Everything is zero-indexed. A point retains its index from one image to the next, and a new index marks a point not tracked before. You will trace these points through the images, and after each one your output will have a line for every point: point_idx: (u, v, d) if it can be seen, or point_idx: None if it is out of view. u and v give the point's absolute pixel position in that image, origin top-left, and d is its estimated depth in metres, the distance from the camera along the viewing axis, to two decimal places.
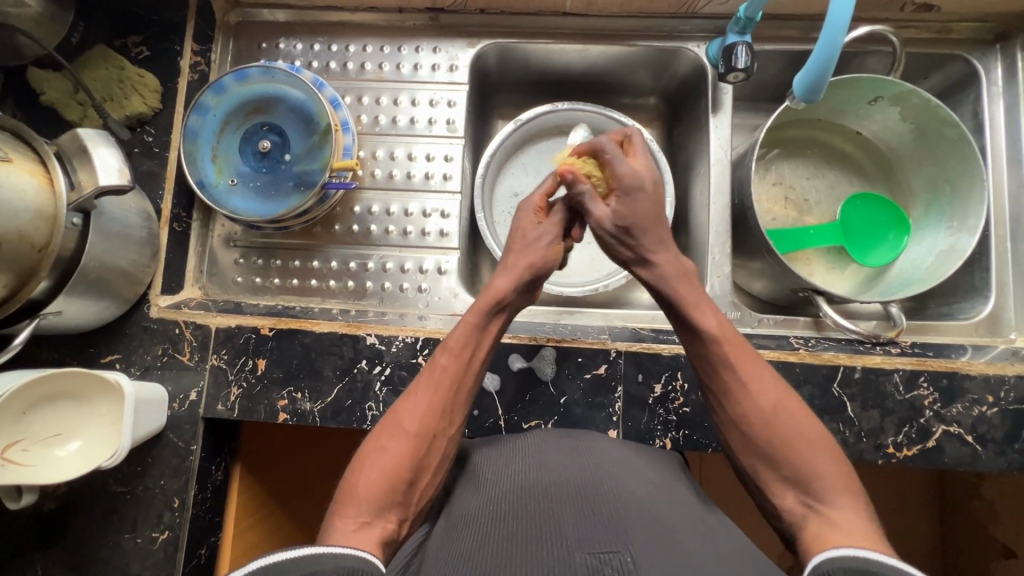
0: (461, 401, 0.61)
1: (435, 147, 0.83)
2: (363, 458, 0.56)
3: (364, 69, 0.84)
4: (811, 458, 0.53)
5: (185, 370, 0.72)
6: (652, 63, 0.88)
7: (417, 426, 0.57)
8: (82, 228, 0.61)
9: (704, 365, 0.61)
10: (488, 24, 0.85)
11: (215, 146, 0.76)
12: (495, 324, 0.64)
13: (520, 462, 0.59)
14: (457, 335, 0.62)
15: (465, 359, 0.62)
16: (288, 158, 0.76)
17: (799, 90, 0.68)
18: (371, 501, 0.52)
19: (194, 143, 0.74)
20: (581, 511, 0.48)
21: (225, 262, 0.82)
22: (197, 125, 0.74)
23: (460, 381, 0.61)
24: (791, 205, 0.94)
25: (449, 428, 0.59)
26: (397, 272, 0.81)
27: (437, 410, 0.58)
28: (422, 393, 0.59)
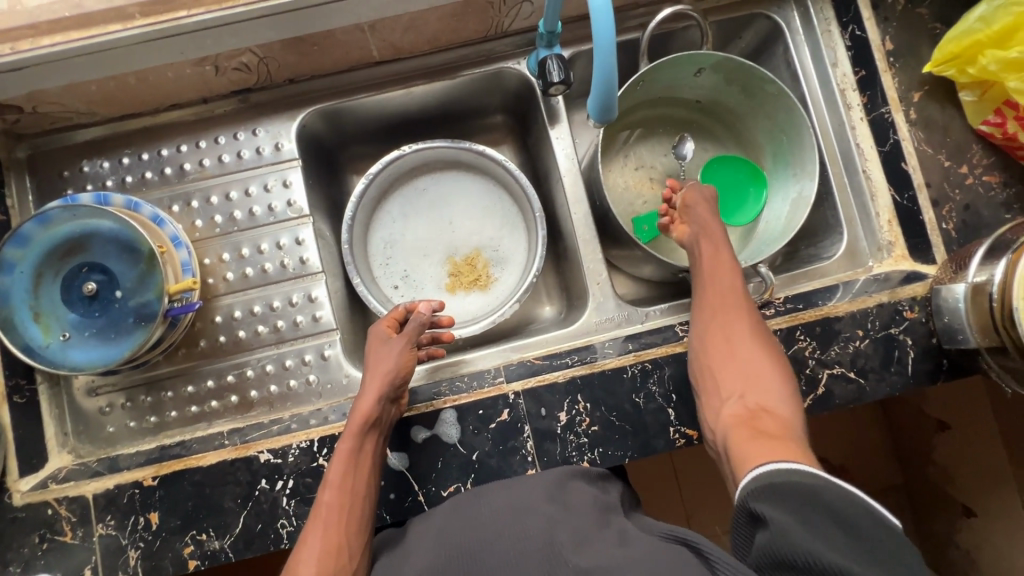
0: (356, 531, 0.61)
1: (284, 231, 0.79)
2: None
3: (184, 171, 0.79)
4: (765, 368, 0.66)
5: (72, 550, 0.66)
6: (482, 88, 0.87)
7: (313, 571, 0.57)
8: None
9: (711, 280, 0.75)
10: (303, 92, 0.81)
11: (33, 301, 0.69)
12: (368, 443, 0.66)
13: (419, 547, 0.59)
14: (336, 464, 0.64)
15: (347, 491, 0.63)
16: (119, 297, 0.70)
17: (594, 111, 0.66)
18: None
19: (7, 307, 0.67)
20: (504, 551, 0.53)
21: (91, 415, 0.75)
22: (7, 285, 0.67)
23: (349, 511, 0.62)
24: (656, 184, 0.97)
25: (350, 563, 0.59)
26: (281, 371, 0.77)
27: (332, 551, 0.59)
28: (313, 540, 0.60)
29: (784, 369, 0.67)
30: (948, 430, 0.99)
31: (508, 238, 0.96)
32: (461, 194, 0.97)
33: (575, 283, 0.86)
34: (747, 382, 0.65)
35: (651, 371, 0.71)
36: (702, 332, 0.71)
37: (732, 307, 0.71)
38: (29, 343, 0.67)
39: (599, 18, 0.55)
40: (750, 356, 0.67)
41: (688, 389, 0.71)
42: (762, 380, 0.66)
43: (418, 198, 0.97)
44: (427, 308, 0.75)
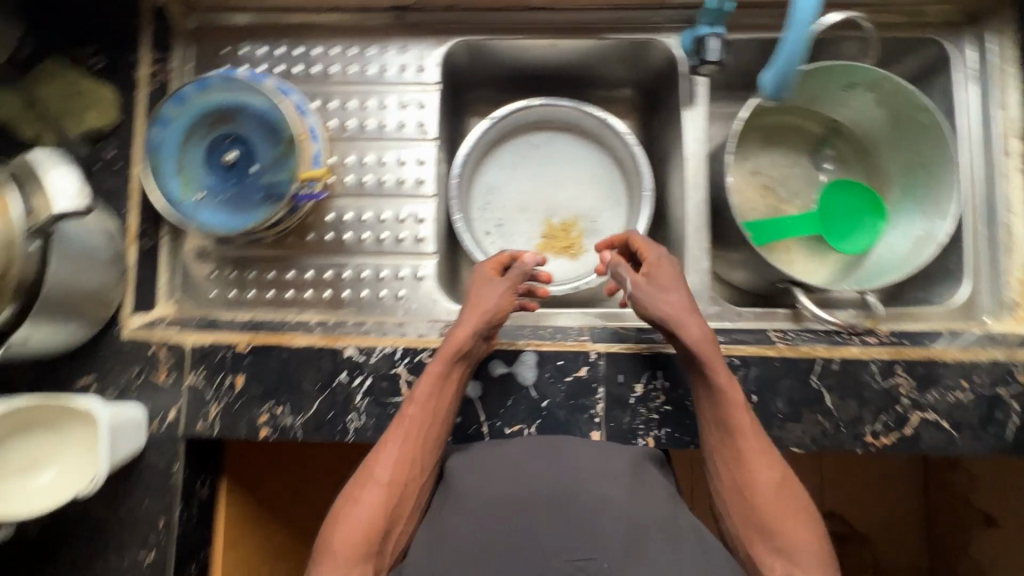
0: (433, 447, 0.64)
1: (408, 150, 0.81)
2: (338, 516, 0.59)
3: (329, 72, 0.82)
4: (800, 540, 0.58)
5: (162, 391, 0.71)
6: (625, 56, 0.87)
7: (389, 476, 0.61)
8: (42, 254, 0.60)
9: (724, 435, 0.63)
10: (456, 21, 0.82)
11: (180, 158, 0.74)
12: (452, 380, 0.67)
13: (498, 473, 0.59)
14: (423, 386, 0.65)
15: (430, 410, 0.65)
16: (255, 172, 0.75)
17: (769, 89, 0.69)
18: (350, 558, 0.56)
19: (157, 158, 0.72)
20: (562, 515, 0.53)
21: (198, 277, 0.80)
22: (161, 137, 0.72)
23: (428, 429, 0.64)
24: (768, 194, 0.95)
25: (421, 476, 0.63)
26: (374, 280, 0.80)
27: (408, 460, 0.62)
28: (392, 445, 0.63)
29: (819, 531, 0.59)
30: (995, 527, 0.93)
31: (608, 210, 0.96)
32: (572, 157, 0.98)
33: None
34: (786, 554, 0.58)
35: (737, 367, 0.70)
36: (727, 498, 0.62)
37: (755, 465, 0.62)
38: (170, 195, 0.72)
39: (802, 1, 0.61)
40: (775, 525, 0.59)
41: (770, 395, 0.70)
42: (800, 556, 0.57)
43: (530, 151, 0.98)
44: (533, 259, 0.75)
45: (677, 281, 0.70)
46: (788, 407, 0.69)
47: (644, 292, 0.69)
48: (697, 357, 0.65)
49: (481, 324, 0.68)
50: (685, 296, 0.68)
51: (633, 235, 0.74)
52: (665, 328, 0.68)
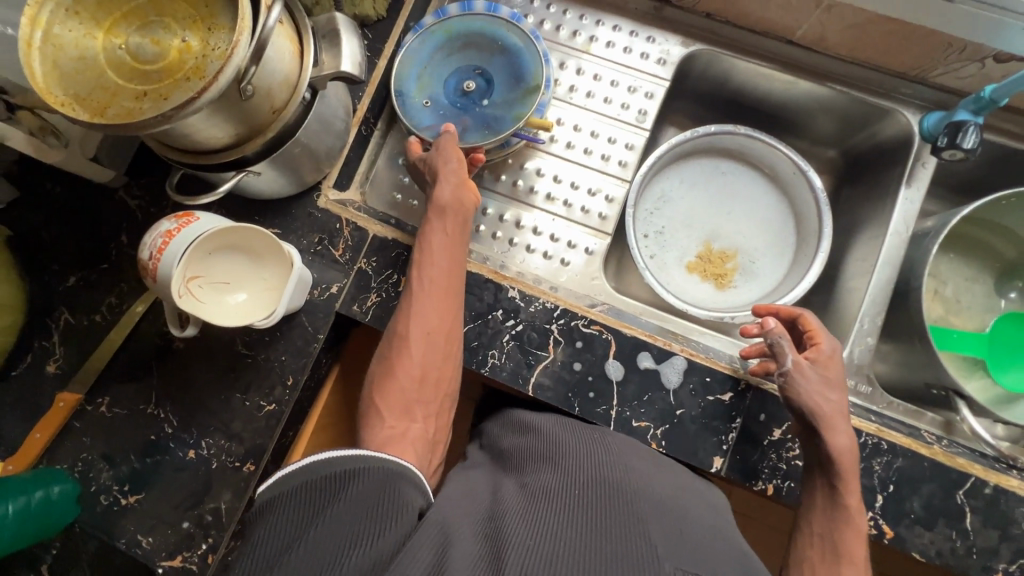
0: (457, 296, 0.69)
1: (619, 131, 0.83)
2: (383, 376, 0.65)
3: (574, 37, 0.84)
4: None
5: (334, 265, 0.75)
6: (855, 116, 0.86)
7: (416, 334, 0.66)
8: (307, 102, 0.64)
9: (831, 552, 0.60)
10: (709, 29, 0.84)
11: (426, 69, 0.80)
12: (447, 224, 0.70)
13: (603, 456, 0.58)
14: (436, 241, 0.69)
15: (447, 264, 0.68)
16: (485, 104, 0.79)
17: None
18: (394, 406, 0.63)
19: (409, 59, 0.79)
20: (669, 525, 0.50)
21: (390, 177, 0.84)
22: (419, 43, 0.80)
23: (448, 285, 0.68)
24: (939, 300, 0.92)
25: (448, 326, 0.67)
26: (546, 238, 0.81)
27: (433, 317, 0.66)
28: (418, 306, 0.66)
29: None
30: None
31: (772, 256, 0.95)
32: (753, 195, 0.97)
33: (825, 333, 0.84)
34: None
35: (883, 452, 0.67)
36: None
37: None
38: (404, 91, 0.78)
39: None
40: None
41: (909, 491, 0.66)
42: None
43: (715, 175, 0.98)
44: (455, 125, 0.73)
45: (839, 382, 0.65)
46: (923, 511, 0.66)
47: (803, 377, 0.65)
48: (837, 471, 0.62)
49: (453, 176, 0.70)
50: (844, 400, 0.65)
51: (805, 315, 0.70)
52: (806, 420, 0.64)
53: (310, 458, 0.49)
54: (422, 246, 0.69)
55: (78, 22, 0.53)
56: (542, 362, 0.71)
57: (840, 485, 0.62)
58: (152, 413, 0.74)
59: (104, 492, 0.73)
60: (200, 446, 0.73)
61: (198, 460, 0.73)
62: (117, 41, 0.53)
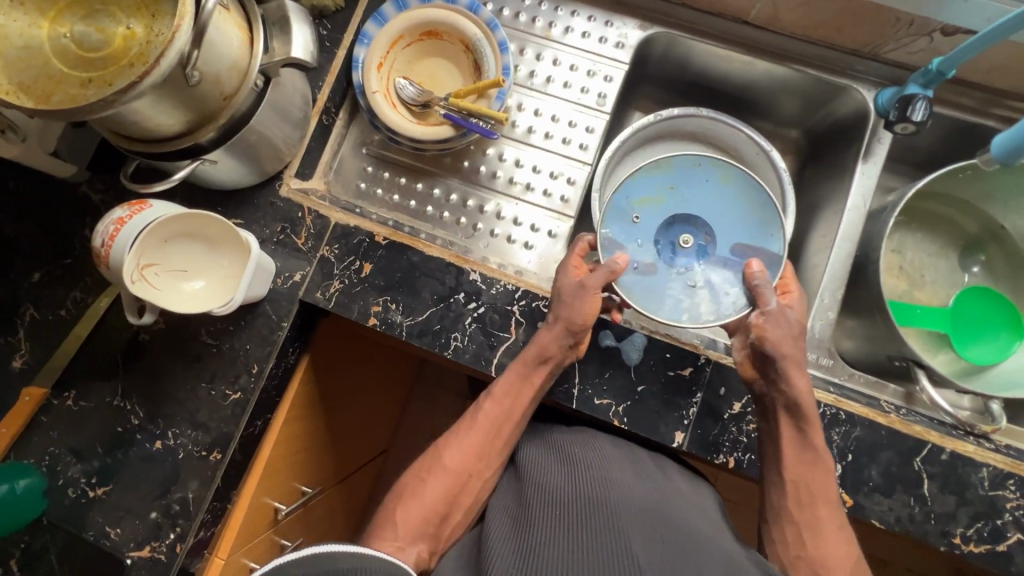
0: (504, 446, 0.71)
1: (580, 115, 0.84)
2: (405, 489, 0.69)
3: (534, 24, 0.85)
4: None
5: (297, 253, 0.76)
6: (813, 95, 0.87)
7: (455, 465, 0.69)
8: (259, 91, 0.65)
9: (803, 502, 0.64)
10: (665, 13, 0.85)
11: (669, 190, 0.78)
12: (533, 380, 0.69)
13: (585, 472, 0.64)
14: (501, 387, 0.70)
15: (504, 414, 0.70)
16: (675, 266, 0.74)
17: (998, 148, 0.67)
18: (407, 531, 0.65)
19: (666, 171, 0.78)
20: (649, 532, 0.56)
21: (354, 166, 0.84)
22: (726, 187, 0.77)
23: (498, 429, 0.70)
24: (904, 275, 0.93)
25: (484, 470, 0.70)
26: (509, 223, 0.82)
27: (476, 454, 0.70)
28: (465, 439, 0.70)
29: None
30: None
31: None
32: None
33: None
34: None
35: (841, 421, 0.68)
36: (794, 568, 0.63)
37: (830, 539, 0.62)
38: (624, 191, 0.76)
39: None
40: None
41: (867, 459, 0.67)
42: None
43: None
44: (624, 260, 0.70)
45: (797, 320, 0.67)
46: (881, 478, 0.67)
47: (781, 321, 0.66)
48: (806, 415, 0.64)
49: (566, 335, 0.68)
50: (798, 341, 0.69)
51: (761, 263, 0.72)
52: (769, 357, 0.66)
53: (305, 550, 0.48)
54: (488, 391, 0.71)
55: (22, 12, 0.53)
56: (504, 343, 0.72)
57: (809, 432, 0.65)
58: (117, 405, 0.74)
59: (72, 485, 0.73)
60: (167, 437, 0.73)
61: (165, 451, 0.73)
62: (62, 29, 0.53)
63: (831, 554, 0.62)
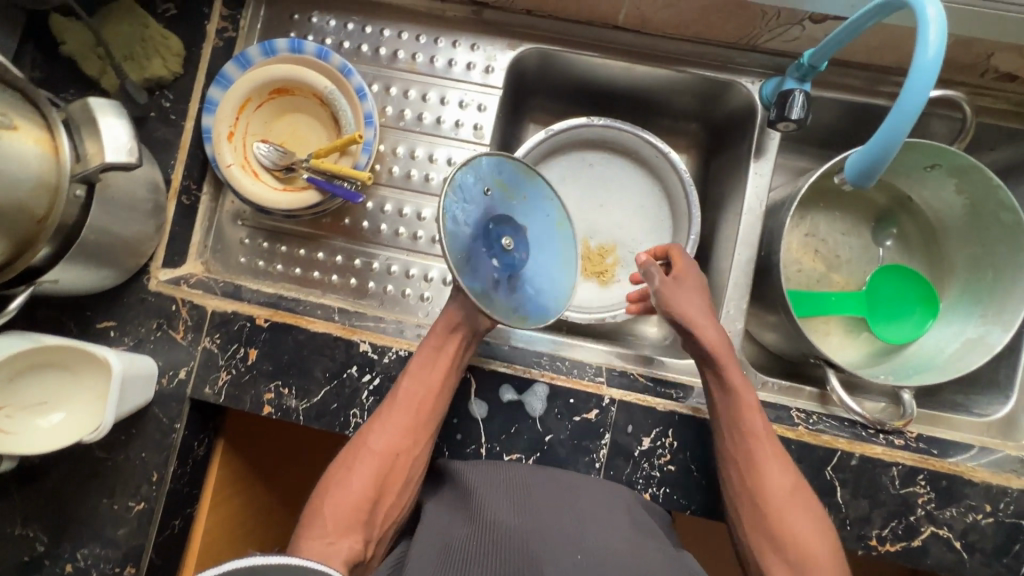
0: (431, 422, 0.66)
1: (458, 151, 0.79)
2: (330, 481, 0.63)
3: (396, 57, 0.79)
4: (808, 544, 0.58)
5: (178, 348, 0.72)
6: (701, 92, 0.82)
7: (382, 446, 0.64)
8: (85, 200, 0.59)
9: (738, 436, 0.63)
10: (533, 27, 0.79)
11: (490, 193, 0.68)
12: (449, 345, 0.68)
13: (506, 496, 0.61)
14: (418, 360, 0.67)
15: (426, 384, 0.66)
16: (495, 270, 0.67)
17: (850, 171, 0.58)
18: (337, 522, 0.59)
19: (530, 178, 0.72)
20: (566, 559, 0.53)
21: (231, 239, 0.80)
22: (559, 230, 0.74)
23: (422, 403, 0.65)
24: (820, 258, 0.91)
25: (413, 448, 0.65)
26: (402, 276, 0.78)
27: (402, 431, 0.64)
28: (387, 418, 0.65)
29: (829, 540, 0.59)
30: None
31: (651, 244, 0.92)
32: (625, 183, 0.94)
33: None
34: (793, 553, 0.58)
35: None
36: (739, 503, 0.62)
37: (768, 467, 0.62)
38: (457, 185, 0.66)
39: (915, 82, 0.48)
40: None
41: None
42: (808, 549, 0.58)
43: (583, 169, 0.94)
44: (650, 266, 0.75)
45: (699, 292, 0.72)
46: None
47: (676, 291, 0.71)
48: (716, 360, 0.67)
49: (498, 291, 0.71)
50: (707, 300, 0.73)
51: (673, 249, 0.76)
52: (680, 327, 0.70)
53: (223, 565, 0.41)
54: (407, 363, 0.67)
55: None
56: None
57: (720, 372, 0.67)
58: (19, 534, 0.71)
59: None
60: (77, 558, 0.71)
61: (77, 572, 0.71)
62: None
63: (802, 535, 0.58)
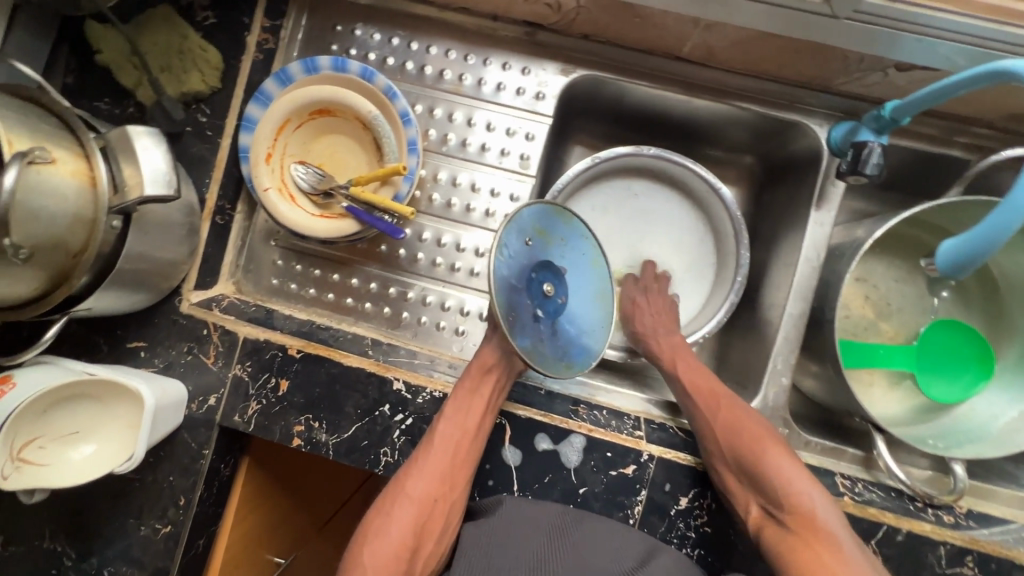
0: (468, 466, 0.65)
1: (502, 181, 0.75)
2: (369, 529, 0.62)
3: (442, 77, 0.75)
4: (783, 480, 0.60)
5: (208, 373, 0.70)
6: (761, 128, 0.78)
7: (420, 492, 0.62)
8: (121, 229, 0.58)
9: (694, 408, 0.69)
10: (589, 52, 0.74)
11: (535, 235, 0.64)
12: (485, 386, 0.66)
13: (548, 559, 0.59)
14: (454, 403, 0.65)
15: (463, 427, 0.64)
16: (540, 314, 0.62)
17: (937, 260, 0.58)
18: (378, 574, 0.58)
19: (566, 220, 0.67)
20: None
21: (264, 259, 0.77)
22: (593, 279, 0.69)
23: (459, 447, 0.64)
24: (870, 305, 0.87)
25: (451, 493, 0.63)
26: (437, 308, 0.76)
27: (440, 476, 0.63)
28: (424, 462, 0.63)
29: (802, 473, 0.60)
30: None
31: (693, 282, 0.88)
32: (670, 215, 0.90)
33: (744, 367, 0.80)
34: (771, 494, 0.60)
35: None
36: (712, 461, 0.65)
37: (726, 420, 0.66)
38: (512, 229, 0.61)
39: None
40: (819, 546, 0.55)
41: None
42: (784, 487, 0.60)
43: (626, 198, 0.90)
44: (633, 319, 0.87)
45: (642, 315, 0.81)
46: None
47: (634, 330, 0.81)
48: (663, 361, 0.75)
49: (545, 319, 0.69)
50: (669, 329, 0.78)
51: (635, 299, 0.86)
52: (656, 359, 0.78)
53: None
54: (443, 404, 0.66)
55: None
56: None
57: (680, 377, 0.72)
58: (48, 547, 0.71)
59: None
60: None
61: None
62: None
63: (781, 475, 0.60)
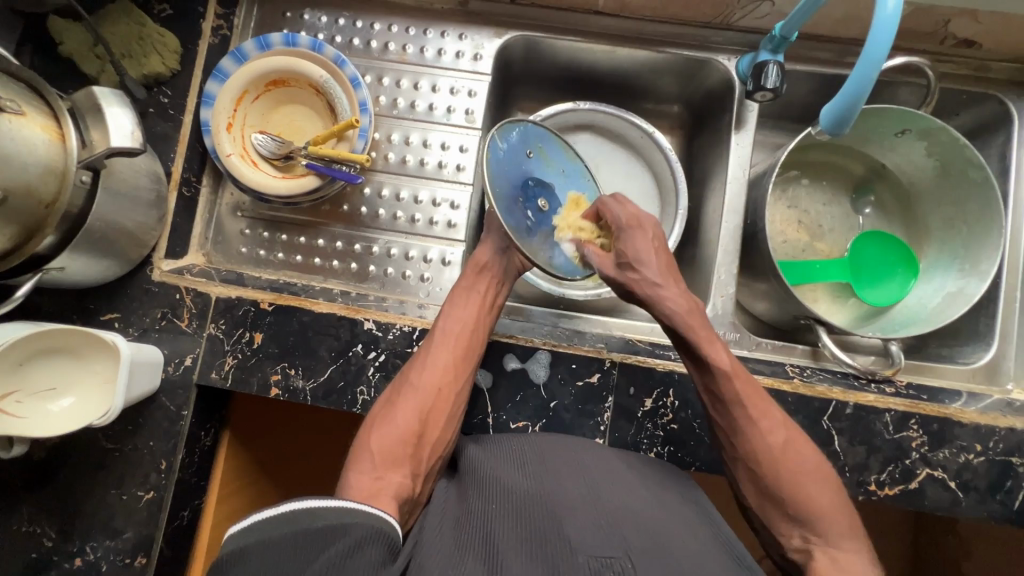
0: (470, 359, 0.68)
1: (452, 136, 0.82)
2: (375, 422, 0.63)
3: (387, 49, 0.82)
4: (825, 509, 0.57)
5: (183, 336, 0.73)
6: (680, 71, 0.86)
7: (423, 382, 0.65)
8: (90, 185, 0.61)
9: (718, 404, 0.62)
10: (518, 15, 0.83)
11: (529, 155, 0.73)
12: (482, 284, 0.71)
13: (519, 466, 0.61)
14: (453, 301, 0.70)
15: (464, 323, 0.68)
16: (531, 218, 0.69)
17: (823, 119, 0.66)
18: (381, 458, 0.59)
19: (568, 156, 0.77)
20: (586, 518, 0.52)
21: (231, 230, 0.81)
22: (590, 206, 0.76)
23: (460, 339, 0.67)
24: (803, 229, 0.93)
25: (454, 385, 0.66)
26: (401, 259, 0.80)
27: (443, 365, 0.66)
28: (428, 356, 0.66)
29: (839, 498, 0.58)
30: None
31: None
32: (612, 165, 0.96)
33: (693, 289, 0.86)
34: (806, 521, 0.57)
35: None
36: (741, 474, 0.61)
37: (762, 431, 0.60)
38: (503, 143, 0.69)
39: (878, 36, 0.56)
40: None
41: None
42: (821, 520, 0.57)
43: None
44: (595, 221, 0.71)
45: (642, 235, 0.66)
46: None
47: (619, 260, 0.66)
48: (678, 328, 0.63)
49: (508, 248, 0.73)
50: (658, 261, 0.65)
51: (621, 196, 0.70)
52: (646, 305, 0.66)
53: (278, 508, 0.47)
54: (445, 307, 0.70)
55: None
56: None
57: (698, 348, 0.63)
58: (27, 531, 0.70)
59: None
60: (87, 552, 0.70)
61: (87, 566, 0.70)
62: None
63: (821, 505, 0.57)
